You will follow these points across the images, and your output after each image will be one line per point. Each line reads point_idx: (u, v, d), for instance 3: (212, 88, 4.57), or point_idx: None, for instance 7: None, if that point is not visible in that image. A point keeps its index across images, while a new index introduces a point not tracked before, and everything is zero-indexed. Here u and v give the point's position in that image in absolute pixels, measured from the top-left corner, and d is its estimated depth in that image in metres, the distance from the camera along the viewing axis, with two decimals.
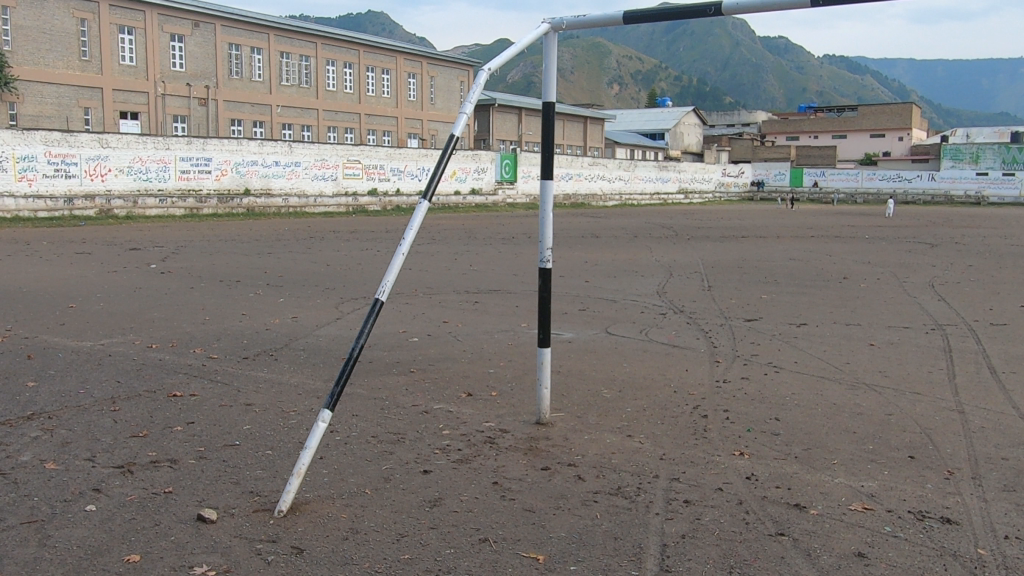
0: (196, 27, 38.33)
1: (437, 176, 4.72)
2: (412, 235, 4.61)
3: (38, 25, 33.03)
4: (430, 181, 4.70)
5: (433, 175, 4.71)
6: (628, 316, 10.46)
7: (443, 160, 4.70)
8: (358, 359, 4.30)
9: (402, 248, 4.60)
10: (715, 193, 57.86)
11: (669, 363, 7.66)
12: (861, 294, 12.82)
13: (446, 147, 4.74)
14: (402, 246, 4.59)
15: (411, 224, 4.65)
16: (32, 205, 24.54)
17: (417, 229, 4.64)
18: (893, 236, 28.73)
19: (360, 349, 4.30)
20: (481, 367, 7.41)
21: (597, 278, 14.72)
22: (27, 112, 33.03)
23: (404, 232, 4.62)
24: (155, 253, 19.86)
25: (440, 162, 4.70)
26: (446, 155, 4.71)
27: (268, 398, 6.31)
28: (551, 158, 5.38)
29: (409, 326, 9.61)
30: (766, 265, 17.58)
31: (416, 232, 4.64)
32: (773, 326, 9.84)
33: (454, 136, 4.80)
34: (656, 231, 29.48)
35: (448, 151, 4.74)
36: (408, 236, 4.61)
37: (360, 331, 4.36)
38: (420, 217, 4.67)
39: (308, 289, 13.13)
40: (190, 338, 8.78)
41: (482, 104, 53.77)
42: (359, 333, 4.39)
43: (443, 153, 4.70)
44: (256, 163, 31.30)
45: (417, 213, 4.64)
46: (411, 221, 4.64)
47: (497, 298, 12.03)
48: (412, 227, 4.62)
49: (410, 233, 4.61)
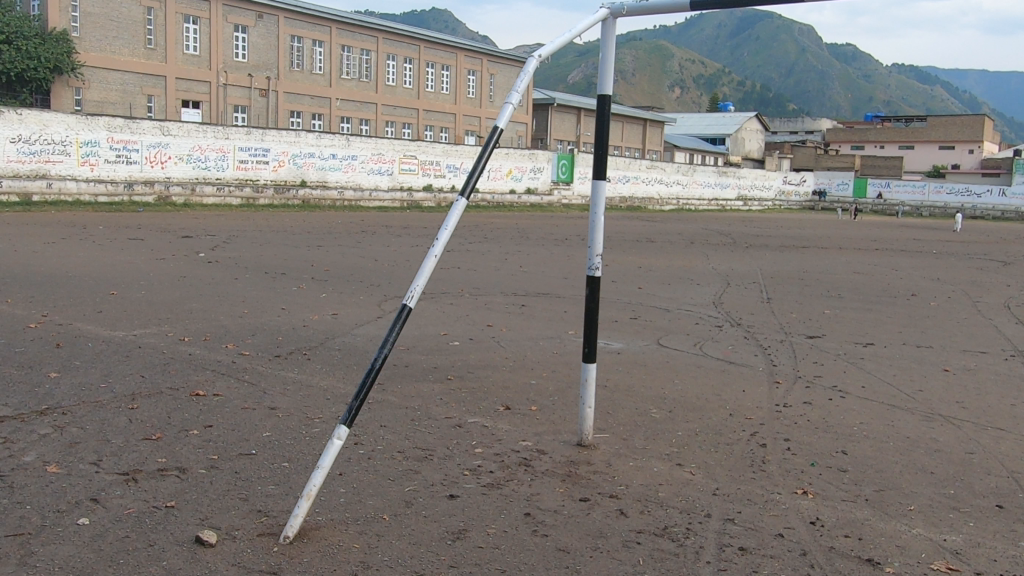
0: (260, 18, 38.61)
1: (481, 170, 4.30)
2: (447, 235, 4.18)
3: (105, 13, 33.49)
4: (469, 178, 4.26)
5: (473, 171, 4.26)
6: (681, 327, 9.92)
7: (485, 154, 4.28)
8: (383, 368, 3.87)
9: (436, 249, 4.16)
10: (775, 201, 56.67)
11: (725, 382, 7.12)
12: (931, 313, 12.11)
13: (490, 137, 4.31)
14: (435, 247, 4.15)
15: (446, 222, 4.23)
16: (93, 189, 24.60)
17: (453, 227, 4.20)
18: (963, 252, 27.46)
19: (386, 356, 3.87)
20: (522, 377, 6.97)
21: (650, 284, 14.22)
22: (92, 98, 33.49)
23: (439, 230, 4.19)
24: (207, 242, 19.85)
25: (482, 156, 4.28)
26: (488, 150, 4.28)
27: (294, 402, 5.96)
28: (604, 159, 4.90)
29: (450, 329, 9.21)
30: (828, 277, 16.92)
31: (451, 231, 4.20)
32: (837, 344, 9.21)
33: (497, 128, 4.37)
34: (713, 238, 28.79)
35: (492, 143, 4.31)
36: (442, 238, 4.17)
37: (386, 337, 3.92)
38: (456, 213, 4.24)
39: (351, 285, 12.82)
40: (225, 333, 8.48)
41: (540, 104, 53.36)
42: (384, 340, 3.96)
43: (485, 147, 4.27)
44: (312, 155, 31.31)
45: (454, 211, 4.21)
46: (446, 218, 4.21)
47: (545, 302, 11.61)
48: (447, 225, 4.19)
49: (445, 232, 4.18)
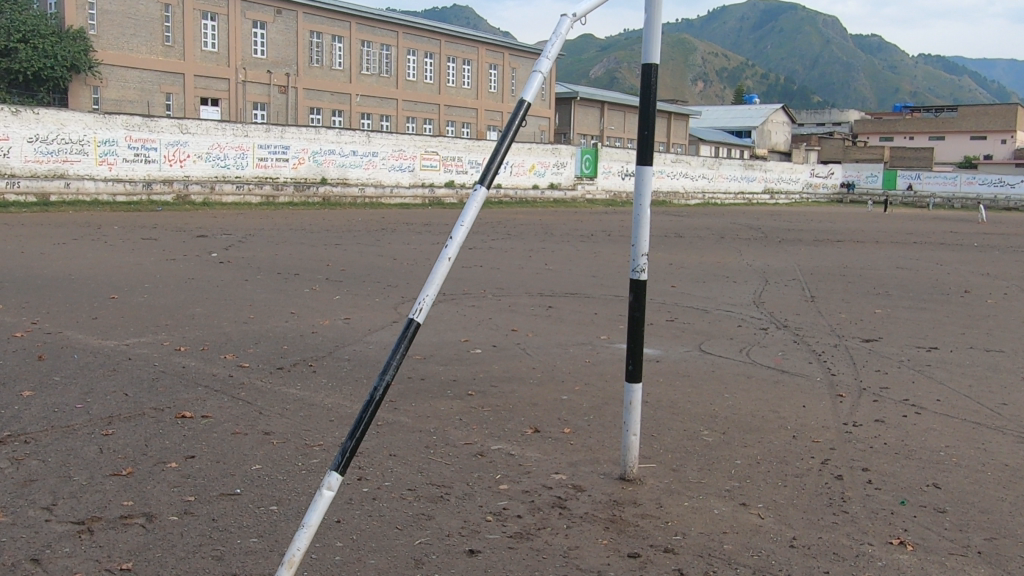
0: (278, 14, 38.06)
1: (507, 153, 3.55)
2: (464, 230, 3.41)
3: (122, 10, 33.12)
4: (489, 165, 3.50)
5: (494, 157, 3.51)
6: (723, 331, 9.10)
7: (508, 137, 3.55)
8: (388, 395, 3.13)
9: (450, 249, 3.39)
10: (802, 194, 55.49)
11: (781, 396, 6.29)
12: (990, 312, 11.21)
13: (515, 113, 3.56)
14: (449, 248, 3.37)
15: (462, 215, 3.47)
16: (111, 188, 24.07)
17: (470, 222, 3.44)
18: (1005, 245, 26.34)
19: (391, 381, 3.13)
20: (552, 392, 6.21)
21: (685, 283, 13.40)
22: (110, 97, 33.10)
23: (454, 225, 3.42)
24: (222, 241, 19.23)
25: (505, 138, 3.53)
26: (512, 131, 3.54)
27: (294, 424, 5.22)
28: (649, 138, 4.10)
29: (471, 335, 8.46)
30: (871, 274, 16.00)
31: (469, 226, 3.44)
32: (899, 349, 8.33)
33: (524, 102, 3.60)
34: (744, 232, 27.85)
35: (517, 119, 3.56)
36: (458, 235, 3.40)
37: (389, 359, 3.17)
38: (476, 204, 3.48)
39: (367, 286, 12.13)
40: (225, 341, 7.77)
41: (563, 98, 52.50)
42: (388, 361, 3.20)
43: (509, 127, 3.53)
44: (333, 152, 30.68)
45: (472, 202, 3.44)
46: (462, 211, 3.45)
47: (574, 303, 10.84)
48: (464, 219, 3.42)
49: (461, 228, 3.41)
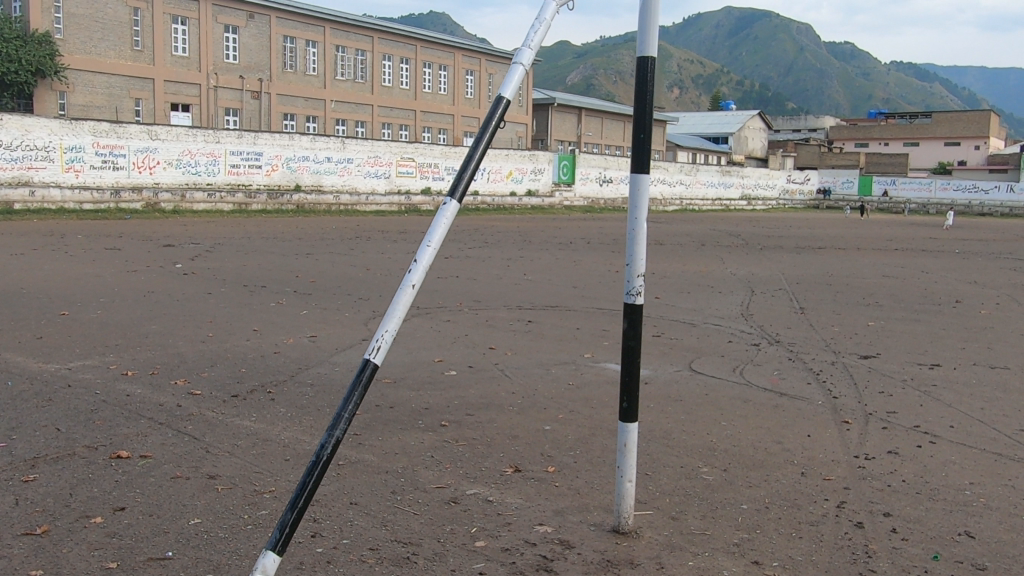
0: (251, 18, 37.29)
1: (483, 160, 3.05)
2: (430, 252, 2.86)
3: (90, 13, 32.32)
4: (461, 175, 2.97)
5: (468, 164, 2.99)
6: (713, 347, 8.59)
7: (485, 137, 3.04)
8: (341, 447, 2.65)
9: (415, 272, 2.85)
10: (780, 200, 55.33)
11: (782, 424, 5.77)
12: (986, 324, 10.78)
13: (492, 112, 3.05)
14: (413, 273, 2.82)
15: (429, 233, 2.94)
16: (77, 196, 23.36)
17: (438, 242, 2.90)
18: (986, 252, 26.11)
19: (343, 433, 2.64)
20: (534, 421, 5.66)
21: (670, 294, 12.89)
22: (77, 102, 32.26)
23: (419, 245, 2.88)
24: (189, 251, 18.54)
25: (481, 142, 3.03)
26: (487, 134, 3.03)
27: (244, 465, 4.63)
28: (645, 142, 3.56)
29: (444, 354, 7.90)
30: (859, 282, 15.57)
31: (436, 247, 2.90)
32: (900, 367, 7.85)
33: (502, 99, 3.09)
34: (725, 239, 27.47)
35: (495, 121, 3.05)
36: (424, 258, 2.86)
37: (340, 411, 2.65)
38: (445, 220, 2.95)
39: (338, 299, 11.52)
40: (178, 364, 7.16)
41: (540, 104, 52.06)
42: (339, 410, 2.69)
43: (485, 130, 3.02)
44: (307, 159, 29.92)
45: (441, 219, 2.91)
46: (429, 229, 2.92)
47: (554, 317, 10.30)
48: (431, 239, 2.88)
49: (428, 248, 2.87)
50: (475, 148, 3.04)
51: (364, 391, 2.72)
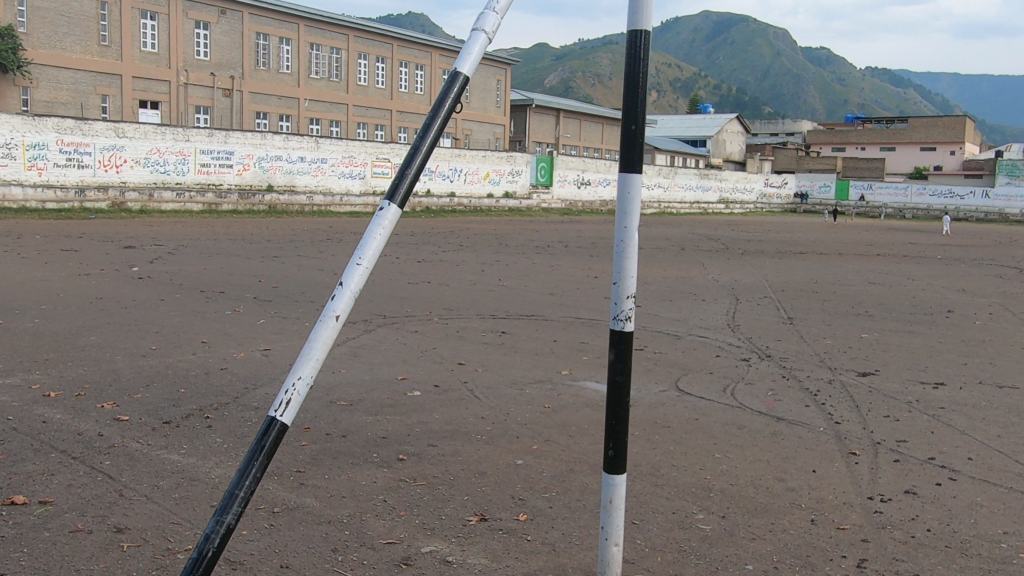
0: (223, 14, 36.31)
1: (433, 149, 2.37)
2: (360, 273, 2.21)
3: (54, 7, 31.37)
4: (404, 173, 2.31)
5: (410, 160, 2.32)
6: (700, 362, 7.98)
7: (434, 124, 2.35)
8: (241, 517, 2.13)
9: (340, 301, 2.19)
10: (757, 203, 55.08)
11: (783, 457, 5.13)
12: (985, 336, 10.23)
13: (445, 92, 2.38)
14: (337, 302, 2.17)
15: (360, 249, 2.27)
16: (40, 195, 22.49)
17: (371, 259, 2.24)
18: (968, 258, 25.73)
19: (237, 514, 2.11)
20: (506, 454, 5.00)
21: (651, 301, 12.31)
22: (40, 98, 31.26)
23: (346, 264, 2.22)
24: (151, 253, 17.73)
25: (430, 129, 2.34)
26: (440, 119, 2.36)
27: (162, 514, 3.93)
28: (638, 134, 2.88)
29: (410, 370, 7.22)
30: (846, 290, 15.03)
31: (369, 265, 2.24)
32: (903, 387, 7.25)
33: (459, 75, 2.42)
34: (704, 243, 26.96)
35: (447, 104, 2.38)
36: (351, 280, 2.20)
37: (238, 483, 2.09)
38: (381, 232, 2.29)
39: (301, 306, 10.85)
40: (110, 382, 6.44)
41: (518, 105, 51.47)
42: (236, 485, 2.11)
43: (435, 115, 2.34)
44: (279, 159, 29.06)
45: (374, 232, 2.25)
46: (360, 243, 2.25)
47: (530, 328, 9.65)
48: (362, 255, 2.22)
49: (357, 267, 2.20)
50: (422, 135, 2.36)
51: (268, 456, 2.14)
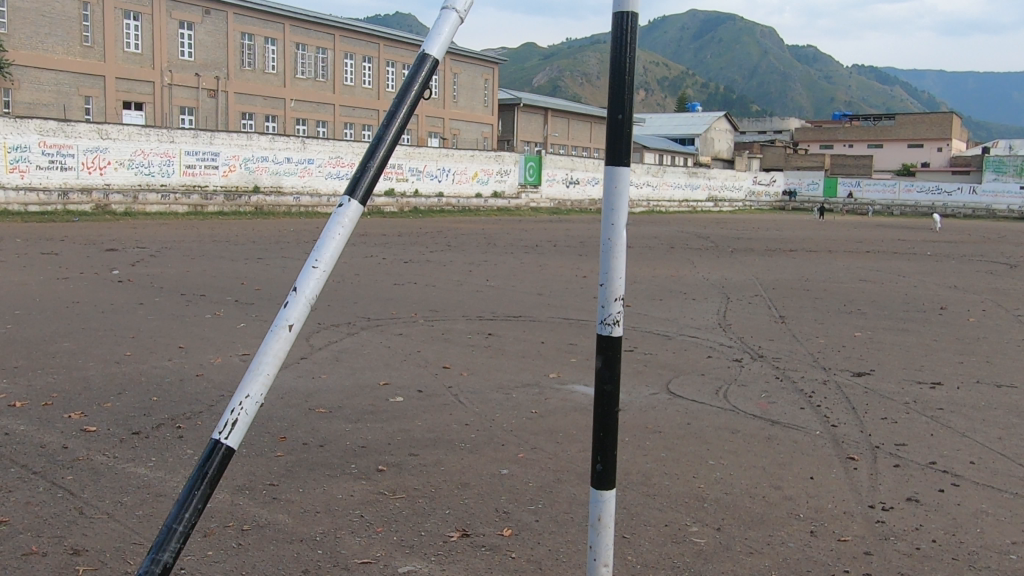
0: (207, 14, 35.95)
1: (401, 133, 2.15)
2: (317, 277, 2.01)
3: (35, 8, 30.95)
4: (367, 165, 2.10)
5: (374, 151, 2.11)
6: (692, 364, 7.78)
7: (401, 109, 2.13)
8: (183, 552, 1.91)
9: (295, 308, 2.00)
10: (746, 201, 55.02)
11: (779, 463, 4.93)
12: (980, 333, 10.08)
13: (413, 75, 2.16)
14: (290, 310, 1.98)
15: (318, 250, 2.07)
16: (22, 198, 22.12)
17: (330, 261, 2.04)
18: (957, 254, 25.68)
19: (179, 549, 1.91)
20: (491, 463, 4.78)
21: (640, 301, 12.12)
22: (22, 99, 30.83)
23: (302, 268, 2.02)
24: (133, 256, 17.43)
25: (396, 116, 2.13)
26: (406, 105, 2.14)
27: (122, 534, 3.70)
28: (625, 124, 2.67)
29: (392, 375, 6.99)
30: (836, 288, 14.89)
31: (327, 268, 2.04)
32: (899, 387, 7.06)
33: (429, 56, 2.20)
34: (694, 241, 26.80)
35: (416, 88, 2.17)
36: (306, 286, 2.00)
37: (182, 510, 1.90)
38: (342, 230, 2.08)
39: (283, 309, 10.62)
40: (79, 391, 6.17)
41: (506, 104, 51.30)
42: (177, 514, 1.92)
43: (400, 100, 2.12)
44: (265, 160, 29.10)
45: (333, 231, 2.04)
46: (317, 243, 2.04)
47: (517, 329, 9.44)
48: (320, 257, 2.02)
49: (313, 271, 2.00)
50: (388, 124, 2.14)
51: (213, 483, 1.95)
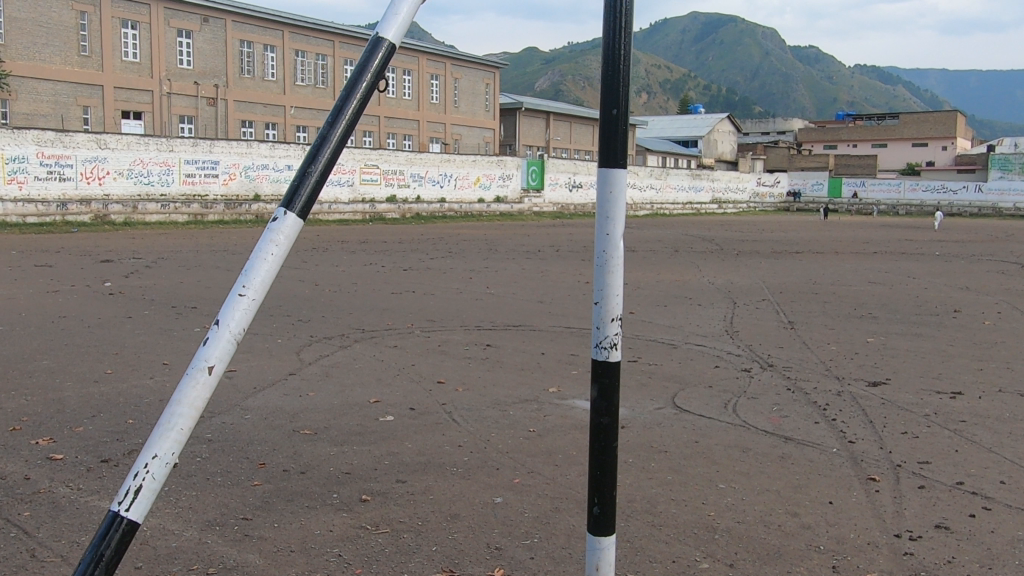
0: (205, 22, 35.72)
1: (349, 134, 1.95)
2: (239, 315, 1.92)
3: (33, 17, 30.75)
4: (300, 185, 1.94)
5: (311, 167, 1.94)
6: (698, 375, 7.43)
7: (342, 111, 1.92)
8: None
9: (212, 348, 1.93)
10: (750, 203, 54.62)
11: (795, 486, 4.58)
12: (997, 338, 9.72)
13: (359, 68, 1.94)
14: (205, 353, 1.90)
15: (244, 283, 1.96)
16: (21, 209, 21.84)
17: (256, 294, 1.94)
18: (963, 253, 25.40)
19: None
20: (485, 491, 4.42)
21: (644, 308, 11.80)
22: (20, 110, 30.61)
23: (221, 307, 1.92)
24: (128, 267, 17.14)
25: (333, 126, 1.92)
26: (349, 104, 1.92)
27: None
28: (620, 120, 2.32)
29: (383, 392, 6.63)
30: (844, 290, 14.58)
31: (250, 304, 1.94)
32: (918, 397, 6.70)
33: (376, 48, 1.98)
34: (698, 244, 26.48)
35: (361, 86, 1.94)
36: (220, 333, 1.91)
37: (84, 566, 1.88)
38: (270, 260, 1.96)
39: (276, 319, 10.31)
40: (51, 414, 5.84)
41: (507, 109, 51.12)
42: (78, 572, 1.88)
43: (340, 105, 1.90)
44: (266, 168, 28.47)
45: (257, 262, 1.94)
46: (240, 278, 1.94)
47: (516, 339, 9.09)
48: (245, 288, 1.91)
49: (228, 313, 1.91)
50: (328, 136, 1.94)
51: (127, 538, 1.92)
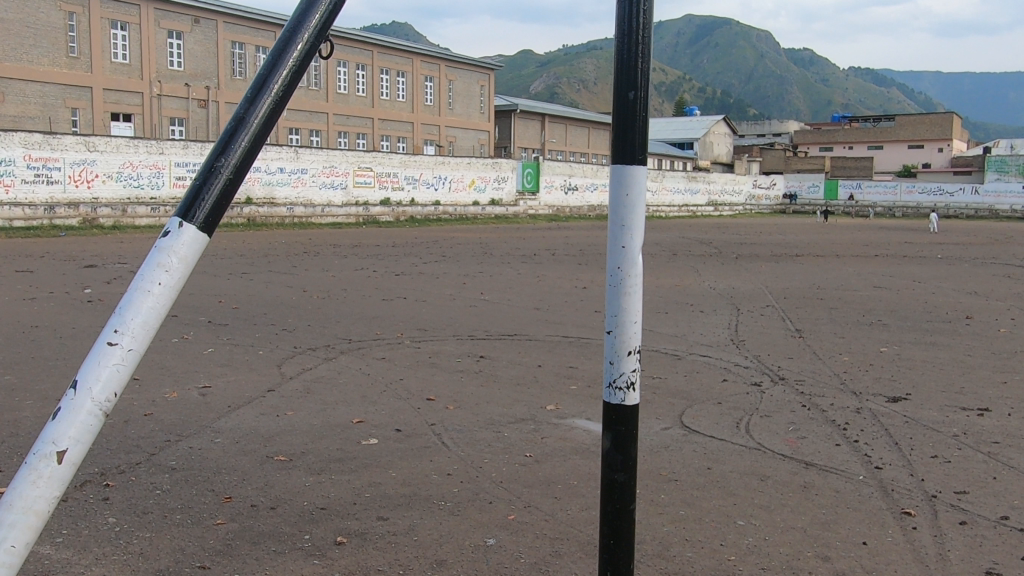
0: (196, 23, 35.13)
1: (276, 109, 2.09)
2: (108, 372, 1.92)
3: (20, 18, 30.12)
4: (201, 191, 2.02)
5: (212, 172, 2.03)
6: (707, 390, 6.93)
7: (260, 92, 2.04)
8: None
9: (58, 427, 1.90)
10: (746, 205, 54.16)
11: (823, 522, 4.10)
12: (1015, 347, 9.24)
13: (266, 64, 2.04)
14: (52, 432, 1.89)
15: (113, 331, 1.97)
16: (7, 213, 21.35)
17: (134, 351, 1.96)
18: (964, 256, 24.91)
19: None
20: (476, 532, 3.92)
21: (644, 315, 11.32)
22: (7, 112, 30.03)
23: (84, 364, 1.92)
24: (112, 272, 16.62)
25: (244, 121, 2.04)
26: (266, 87, 2.04)
27: None
28: (638, 104, 2.05)
29: (368, 412, 6.13)
30: (849, 295, 14.08)
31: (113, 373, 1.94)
32: (943, 415, 6.23)
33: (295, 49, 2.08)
34: (696, 247, 25.94)
35: (273, 77, 2.05)
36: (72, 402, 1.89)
37: None
38: (157, 303, 2.00)
39: (259, 329, 9.83)
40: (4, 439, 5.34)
41: (502, 111, 50.65)
42: None
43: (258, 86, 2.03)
44: (257, 169, 27.25)
45: (132, 302, 1.96)
46: (112, 321, 1.97)
47: (510, 351, 8.60)
48: (119, 333, 1.95)
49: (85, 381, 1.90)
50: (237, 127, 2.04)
51: None
